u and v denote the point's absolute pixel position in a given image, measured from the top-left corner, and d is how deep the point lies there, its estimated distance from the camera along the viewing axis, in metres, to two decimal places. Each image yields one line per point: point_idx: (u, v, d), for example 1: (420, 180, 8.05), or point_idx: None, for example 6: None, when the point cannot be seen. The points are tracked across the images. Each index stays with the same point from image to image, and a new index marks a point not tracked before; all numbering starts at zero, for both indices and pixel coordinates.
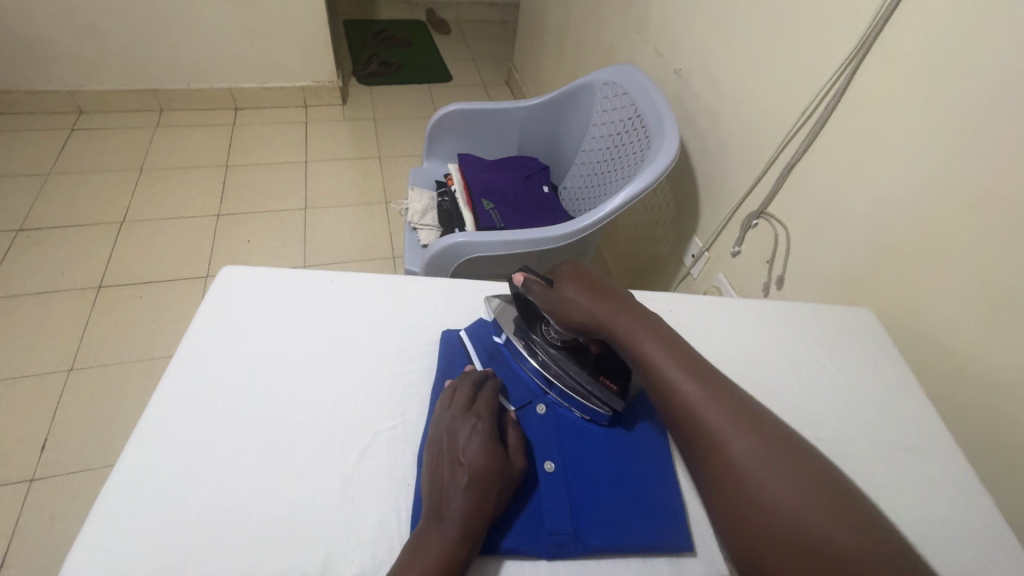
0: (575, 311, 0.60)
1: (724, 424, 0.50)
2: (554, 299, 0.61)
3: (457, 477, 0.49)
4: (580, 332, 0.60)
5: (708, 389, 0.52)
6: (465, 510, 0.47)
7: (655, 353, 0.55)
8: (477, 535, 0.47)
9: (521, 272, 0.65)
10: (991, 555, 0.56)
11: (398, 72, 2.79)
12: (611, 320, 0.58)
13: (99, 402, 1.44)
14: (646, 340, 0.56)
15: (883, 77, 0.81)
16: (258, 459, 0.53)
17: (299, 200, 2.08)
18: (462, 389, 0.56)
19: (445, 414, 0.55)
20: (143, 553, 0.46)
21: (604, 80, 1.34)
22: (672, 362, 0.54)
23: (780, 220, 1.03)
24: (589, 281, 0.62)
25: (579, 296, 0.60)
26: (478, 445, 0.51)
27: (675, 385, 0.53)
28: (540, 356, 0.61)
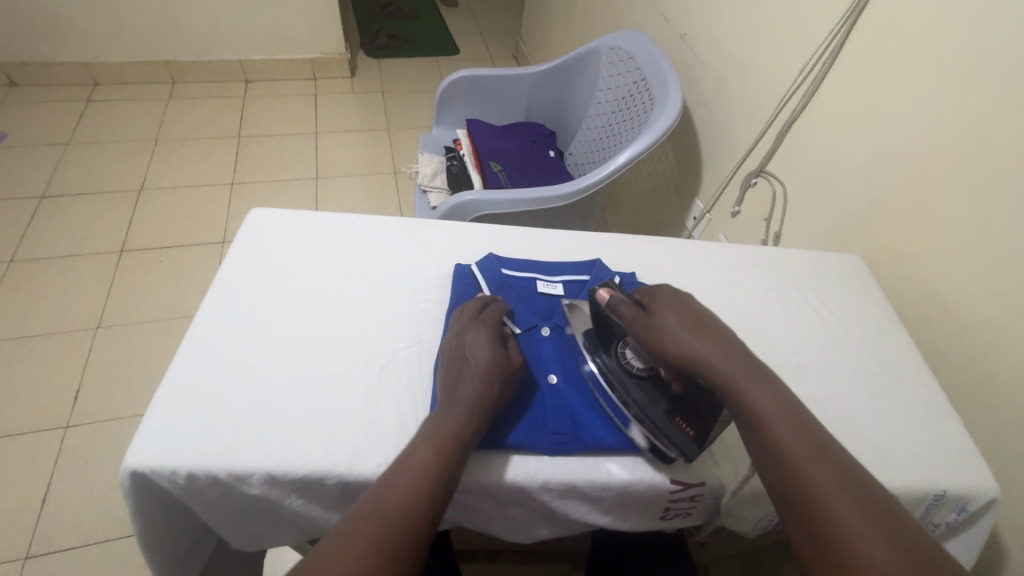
0: (671, 344, 0.54)
1: (834, 491, 0.44)
2: (646, 324, 0.56)
3: (465, 370, 0.55)
4: (671, 367, 0.55)
5: (817, 453, 0.46)
6: (475, 396, 0.53)
7: (761, 403, 0.50)
8: (482, 417, 0.53)
9: (609, 290, 0.59)
10: (959, 468, 0.62)
11: (405, 46, 2.80)
12: (714, 361, 0.52)
13: (126, 357, 1.51)
14: (751, 387, 0.51)
15: (879, 34, 0.84)
16: (291, 369, 0.59)
17: (310, 170, 2.13)
18: (469, 306, 0.63)
19: (458, 323, 0.61)
20: (194, 443, 0.53)
21: (610, 46, 1.37)
22: (779, 417, 0.49)
23: (779, 178, 1.06)
24: (691, 314, 0.56)
25: (680, 330, 0.54)
26: (484, 345, 0.57)
27: (779, 441, 0.48)
28: (614, 382, 0.57)
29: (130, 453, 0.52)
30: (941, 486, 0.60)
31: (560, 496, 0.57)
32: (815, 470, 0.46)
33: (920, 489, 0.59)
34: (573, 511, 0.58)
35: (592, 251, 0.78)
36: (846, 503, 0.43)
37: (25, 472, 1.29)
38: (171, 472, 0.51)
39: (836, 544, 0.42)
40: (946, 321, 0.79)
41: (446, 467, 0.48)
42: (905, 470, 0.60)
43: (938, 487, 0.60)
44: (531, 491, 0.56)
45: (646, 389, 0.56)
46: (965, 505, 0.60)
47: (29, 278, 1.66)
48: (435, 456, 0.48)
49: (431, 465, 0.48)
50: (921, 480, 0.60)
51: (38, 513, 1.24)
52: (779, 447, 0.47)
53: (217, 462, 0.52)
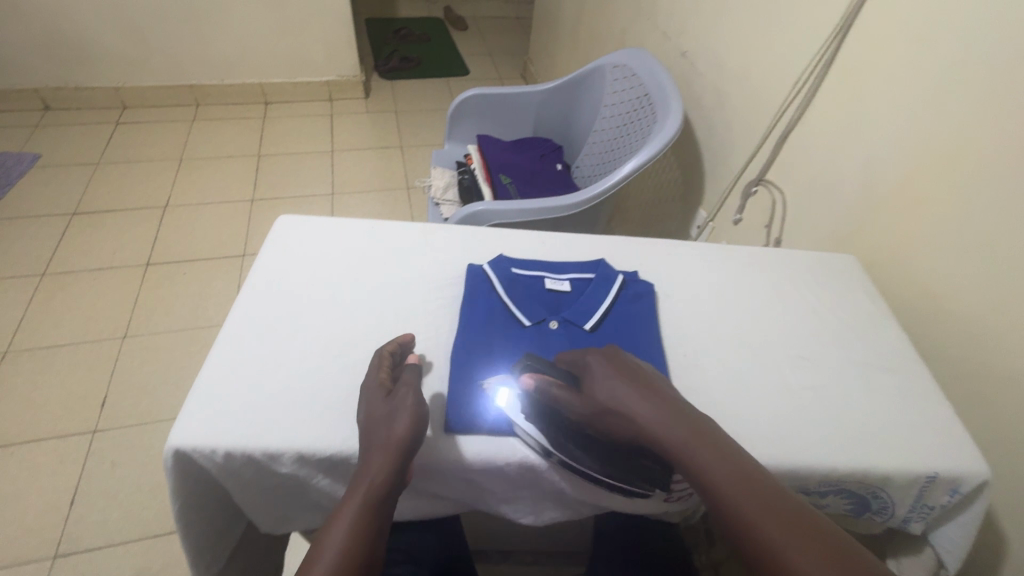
0: (614, 418, 0.55)
1: (800, 558, 0.43)
2: (586, 401, 0.56)
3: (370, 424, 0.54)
4: (620, 438, 0.56)
5: (776, 514, 0.46)
6: (384, 471, 0.50)
7: (713, 469, 0.49)
8: (400, 462, 0.51)
9: (531, 377, 0.58)
10: (952, 452, 0.64)
11: (417, 68, 2.91)
12: (656, 425, 0.53)
13: (152, 364, 1.58)
14: (698, 450, 0.50)
15: (864, 49, 0.89)
16: (317, 359, 0.64)
17: (326, 186, 2.21)
18: (377, 359, 0.61)
19: (370, 381, 0.58)
20: (231, 425, 0.57)
21: (614, 64, 1.43)
22: (734, 483, 0.48)
23: (778, 186, 1.11)
24: (627, 375, 0.56)
25: (617, 400, 0.55)
26: (376, 401, 0.55)
27: (740, 509, 0.47)
28: (569, 455, 0.57)
29: (174, 433, 0.56)
30: (933, 468, 0.62)
31: (569, 477, 0.60)
32: (779, 540, 0.45)
33: (911, 471, 0.62)
34: (581, 493, 0.62)
35: (597, 252, 0.82)
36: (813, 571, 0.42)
37: (56, 474, 1.34)
38: (211, 451, 0.56)
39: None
40: (939, 316, 0.82)
41: (365, 537, 0.47)
42: (899, 454, 0.64)
43: (930, 470, 0.62)
44: (543, 471, 0.59)
45: (605, 463, 0.57)
46: (958, 488, 0.63)
47: (61, 290, 1.74)
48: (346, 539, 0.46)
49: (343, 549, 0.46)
50: (914, 463, 0.63)
51: (68, 513, 1.29)
52: (742, 517, 0.47)
53: (252, 443, 0.56)
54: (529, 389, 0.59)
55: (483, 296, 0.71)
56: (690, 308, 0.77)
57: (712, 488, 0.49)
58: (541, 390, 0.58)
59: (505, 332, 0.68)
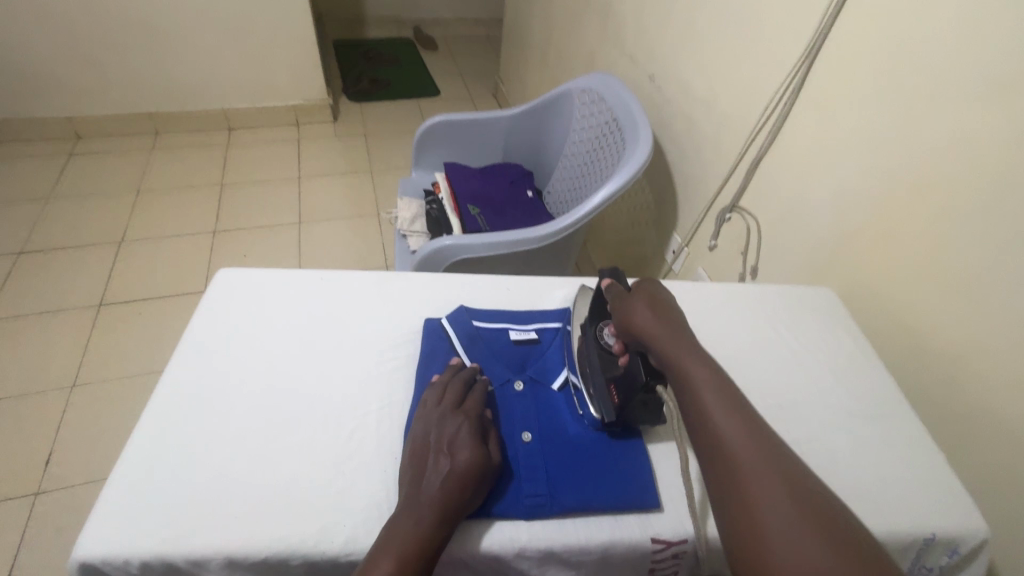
0: (635, 317, 0.59)
1: (754, 469, 0.46)
2: (624, 303, 0.62)
3: (439, 465, 0.52)
4: (628, 339, 0.60)
5: (750, 431, 0.48)
6: (433, 527, 0.49)
7: (697, 376, 0.53)
8: (451, 520, 0.50)
9: (610, 280, 0.66)
10: (946, 508, 0.60)
11: (387, 90, 2.86)
12: (663, 337, 0.56)
13: (102, 416, 1.47)
14: (690, 361, 0.54)
15: (833, 77, 0.87)
16: (253, 440, 0.57)
17: (293, 215, 2.13)
18: (453, 387, 0.59)
19: (439, 408, 0.57)
20: (150, 527, 0.50)
21: (581, 88, 1.40)
22: (716, 396, 0.51)
23: (751, 213, 1.08)
24: (662, 302, 0.60)
25: (647, 308, 0.59)
26: (466, 441, 0.54)
27: (715, 424, 0.49)
28: (583, 348, 0.64)
29: (80, 543, 0.49)
30: (929, 529, 0.58)
31: (538, 564, 0.54)
32: (737, 444, 0.48)
33: (908, 535, 0.58)
34: None
35: (566, 298, 0.77)
36: (764, 485, 0.45)
37: None
38: (124, 562, 0.48)
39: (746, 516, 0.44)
40: (921, 351, 0.79)
41: None
42: (888, 512, 0.59)
43: (926, 531, 0.58)
44: (509, 560, 0.53)
45: (608, 355, 0.62)
46: (957, 548, 0.59)
47: (4, 337, 1.62)
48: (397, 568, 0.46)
49: None
50: (903, 522, 0.59)
51: None
52: (705, 413, 0.51)
53: (174, 548, 0.49)
54: (603, 285, 0.67)
55: (441, 357, 0.65)
56: None
57: (688, 387, 0.52)
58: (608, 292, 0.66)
59: None
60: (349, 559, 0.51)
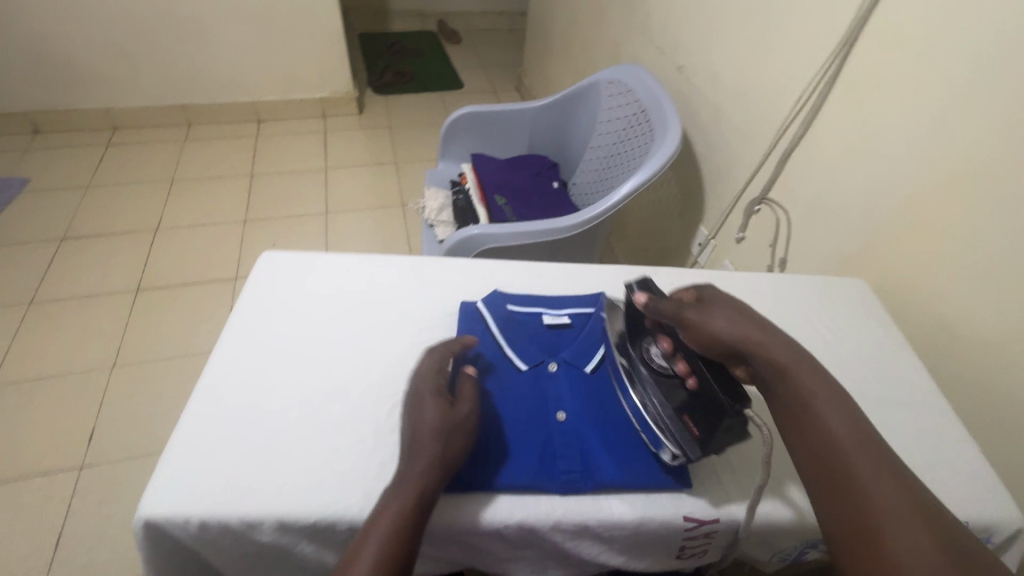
0: (725, 330, 0.56)
1: (887, 494, 0.46)
2: (696, 314, 0.58)
3: (416, 443, 0.53)
4: (709, 353, 0.57)
5: (875, 453, 0.48)
6: (412, 501, 0.49)
7: (814, 391, 0.52)
8: (430, 494, 0.50)
9: (645, 292, 0.62)
10: (980, 497, 0.60)
11: (410, 82, 2.89)
12: (767, 353, 0.54)
13: (140, 395, 1.53)
14: (801, 374, 0.53)
15: (868, 67, 0.86)
16: (301, 412, 0.60)
17: (320, 206, 2.18)
18: (427, 368, 0.59)
19: (415, 388, 0.57)
20: (206, 490, 0.53)
21: (609, 79, 1.40)
22: (835, 412, 0.51)
23: (781, 205, 1.07)
24: (737, 311, 0.57)
25: (727, 322, 0.56)
26: (436, 416, 0.54)
27: (845, 447, 0.49)
28: (642, 377, 0.60)
29: (144, 502, 0.52)
30: (962, 517, 0.58)
31: (573, 536, 0.56)
32: (865, 465, 0.47)
33: None
34: (586, 552, 0.58)
35: (596, 285, 0.78)
36: (903, 517, 0.44)
37: (42, 512, 1.30)
38: (184, 521, 0.52)
39: (881, 542, 0.44)
40: (956, 344, 0.78)
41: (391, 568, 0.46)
42: None
43: (960, 518, 0.58)
44: (544, 532, 0.55)
45: (679, 382, 0.58)
46: (992, 535, 0.59)
47: (48, 318, 1.70)
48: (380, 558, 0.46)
49: (377, 558, 0.46)
50: None
51: (52, 555, 1.24)
52: (824, 431, 0.50)
53: (230, 511, 0.52)
54: (638, 301, 0.62)
55: (477, 338, 0.67)
56: None
57: (808, 402, 0.52)
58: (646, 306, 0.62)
59: (500, 372, 0.64)
60: None
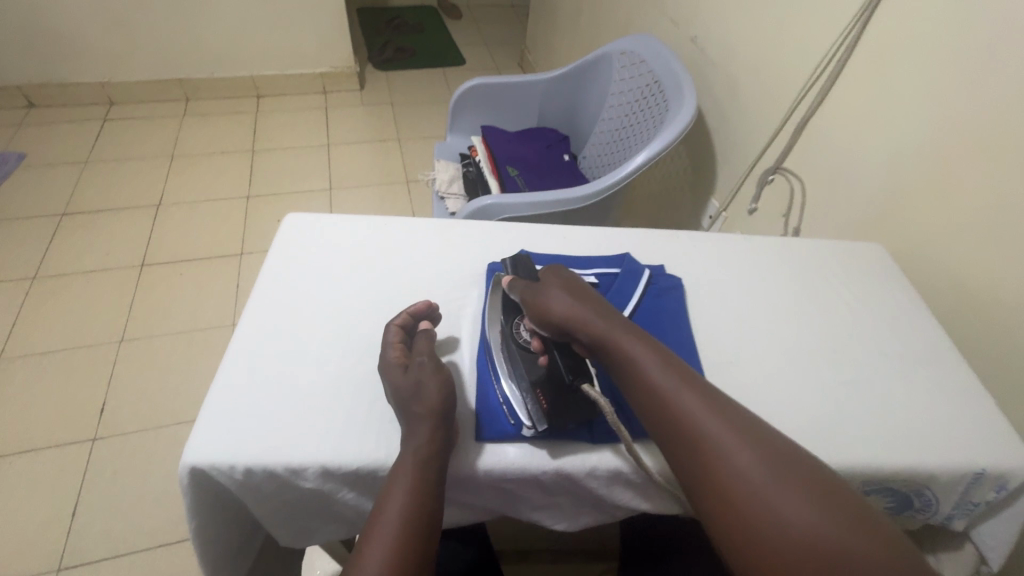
0: (558, 309, 0.60)
1: (725, 442, 0.48)
2: (538, 296, 0.62)
3: (410, 419, 0.53)
4: (554, 332, 0.60)
5: (708, 400, 0.51)
6: (420, 473, 0.50)
7: (639, 355, 0.55)
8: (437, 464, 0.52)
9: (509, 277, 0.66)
10: (997, 446, 0.62)
11: (411, 58, 2.85)
12: (594, 323, 0.58)
13: (150, 370, 1.53)
14: (626, 339, 0.57)
15: (889, 34, 0.87)
16: (336, 368, 0.61)
17: (323, 182, 2.16)
18: (391, 345, 0.59)
19: (386, 361, 0.58)
20: (250, 440, 0.54)
21: (622, 50, 1.39)
22: (662, 368, 0.54)
23: (796, 174, 1.08)
24: (573, 289, 0.62)
25: (564, 299, 0.60)
26: (420, 390, 0.54)
27: (675, 394, 0.52)
28: (504, 351, 0.62)
29: (189, 450, 0.53)
30: (980, 464, 0.61)
31: (607, 483, 0.58)
32: (701, 414, 0.50)
33: (955, 468, 0.60)
34: (619, 497, 0.60)
35: (621, 246, 0.79)
36: (739, 462, 0.46)
37: (57, 483, 1.31)
38: (230, 468, 0.52)
39: (724, 491, 0.46)
40: (971, 307, 0.80)
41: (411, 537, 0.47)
42: (941, 448, 0.62)
43: (978, 465, 0.60)
44: (579, 478, 0.57)
45: (529, 362, 0.61)
46: (1005, 483, 0.61)
47: (53, 294, 1.69)
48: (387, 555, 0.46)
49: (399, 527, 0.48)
50: (954, 457, 0.61)
51: (70, 525, 1.26)
52: (660, 390, 0.52)
53: (275, 460, 0.53)
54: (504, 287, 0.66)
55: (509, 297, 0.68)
56: (721, 300, 0.74)
57: (638, 370, 0.54)
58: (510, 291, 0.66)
59: None
60: None
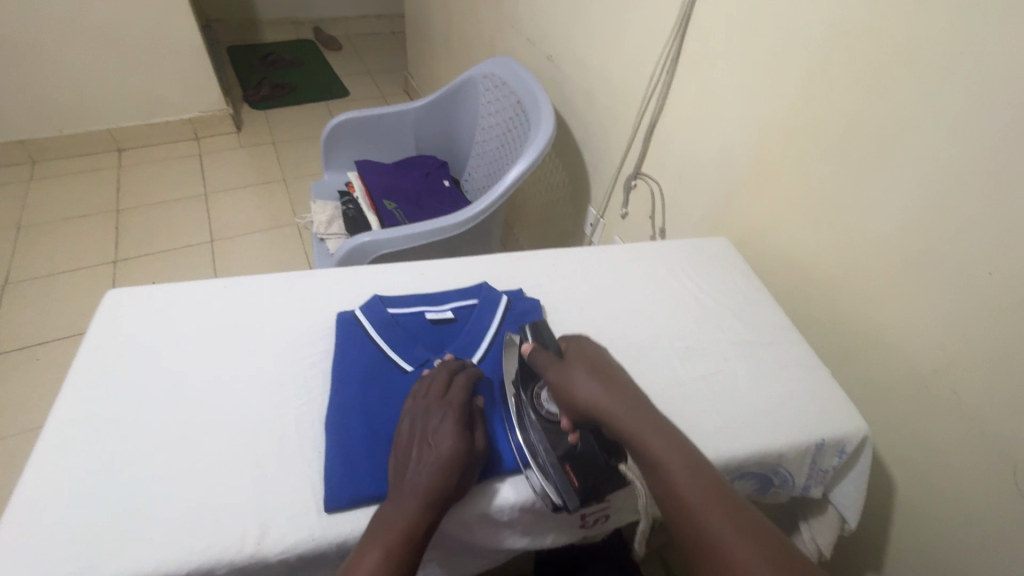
0: (581, 389, 0.57)
1: (745, 559, 0.46)
2: (559, 373, 0.59)
3: (421, 458, 0.54)
4: (576, 412, 0.58)
5: (730, 511, 0.49)
6: (415, 522, 0.50)
7: (665, 454, 0.53)
8: (434, 510, 0.51)
9: (529, 343, 0.64)
10: (833, 413, 0.68)
11: (291, 94, 2.75)
12: (617, 410, 0.56)
13: (5, 476, 1.33)
14: (650, 434, 0.54)
15: (703, 43, 0.94)
16: (166, 456, 0.55)
17: (203, 234, 2.01)
18: (438, 379, 0.60)
19: (426, 398, 0.59)
20: (55, 563, 0.47)
21: (484, 74, 1.42)
22: (687, 471, 0.51)
23: (653, 178, 1.14)
24: (597, 366, 0.60)
25: (587, 379, 0.58)
26: (447, 432, 0.55)
27: (680, 486, 0.51)
28: (525, 424, 0.59)
29: None
30: (819, 435, 0.65)
31: (476, 526, 0.58)
32: (722, 529, 0.48)
33: (801, 445, 0.65)
34: (494, 538, 0.60)
35: (480, 274, 0.78)
36: None
37: None
38: None
39: None
40: (806, 285, 0.88)
41: None
42: (786, 425, 0.66)
43: (817, 436, 0.65)
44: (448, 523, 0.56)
45: (551, 441, 0.58)
46: (844, 449, 0.67)
47: None
48: (382, 552, 0.48)
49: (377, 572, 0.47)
50: (798, 432, 0.65)
51: None
52: (684, 497, 0.50)
53: None
54: (523, 354, 0.64)
55: (358, 347, 0.64)
56: (580, 315, 0.75)
57: (661, 468, 0.52)
58: (529, 359, 0.63)
59: (383, 378, 0.62)
60: (281, 556, 0.51)
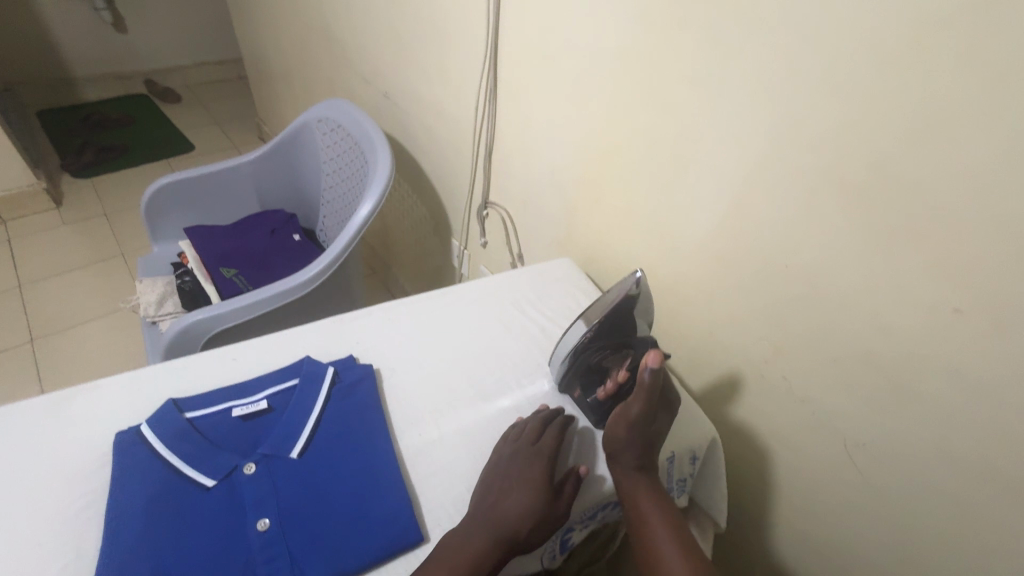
0: (619, 431, 0.60)
1: None
2: (627, 409, 0.60)
3: (509, 499, 0.55)
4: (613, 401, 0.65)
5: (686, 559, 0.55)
6: (490, 555, 0.51)
7: (644, 500, 0.58)
8: (507, 548, 0.52)
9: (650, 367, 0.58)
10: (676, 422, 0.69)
11: (122, 156, 2.45)
12: (624, 456, 0.60)
13: None
14: (637, 481, 0.59)
15: (513, 72, 0.94)
16: None
17: (21, 333, 1.70)
18: (532, 425, 0.62)
19: (521, 442, 0.60)
20: None
21: (318, 117, 1.33)
22: (659, 518, 0.57)
23: (501, 205, 1.14)
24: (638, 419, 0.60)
25: (625, 427, 0.60)
26: (540, 474, 0.57)
27: (653, 532, 0.57)
28: (582, 350, 0.65)
29: None
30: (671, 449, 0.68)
31: None
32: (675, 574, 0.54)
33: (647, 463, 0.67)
34: None
35: (304, 348, 0.71)
36: None
37: None
38: None
39: None
40: None
41: None
42: None
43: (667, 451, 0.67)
44: None
45: (584, 375, 0.66)
46: (695, 455, 0.70)
47: None
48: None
49: None
50: None
51: None
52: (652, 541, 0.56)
53: None
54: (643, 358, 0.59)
55: (142, 472, 0.54)
56: (420, 370, 0.70)
57: (639, 513, 0.58)
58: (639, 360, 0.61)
59: (172, 505, 0.52)
60: None
